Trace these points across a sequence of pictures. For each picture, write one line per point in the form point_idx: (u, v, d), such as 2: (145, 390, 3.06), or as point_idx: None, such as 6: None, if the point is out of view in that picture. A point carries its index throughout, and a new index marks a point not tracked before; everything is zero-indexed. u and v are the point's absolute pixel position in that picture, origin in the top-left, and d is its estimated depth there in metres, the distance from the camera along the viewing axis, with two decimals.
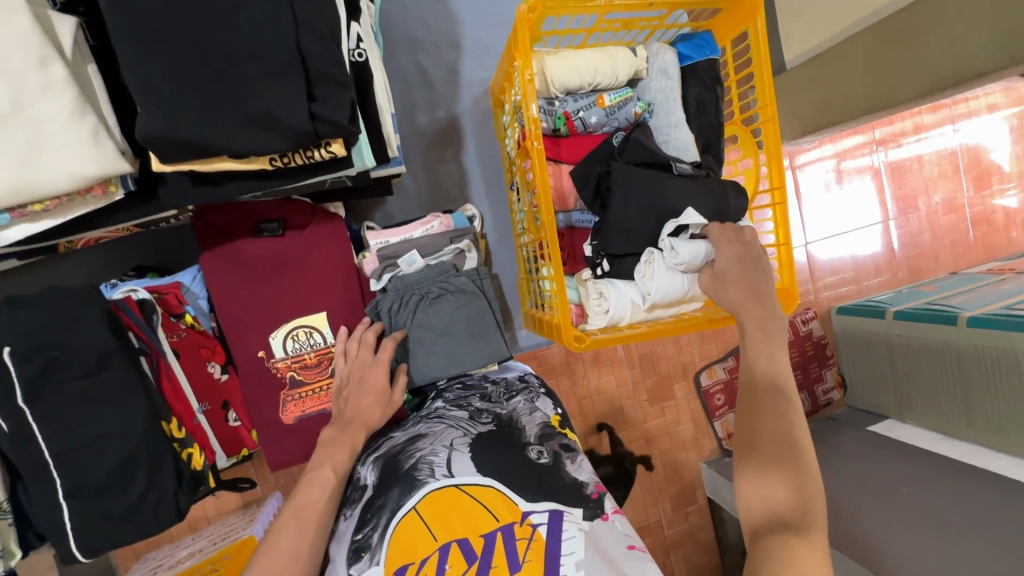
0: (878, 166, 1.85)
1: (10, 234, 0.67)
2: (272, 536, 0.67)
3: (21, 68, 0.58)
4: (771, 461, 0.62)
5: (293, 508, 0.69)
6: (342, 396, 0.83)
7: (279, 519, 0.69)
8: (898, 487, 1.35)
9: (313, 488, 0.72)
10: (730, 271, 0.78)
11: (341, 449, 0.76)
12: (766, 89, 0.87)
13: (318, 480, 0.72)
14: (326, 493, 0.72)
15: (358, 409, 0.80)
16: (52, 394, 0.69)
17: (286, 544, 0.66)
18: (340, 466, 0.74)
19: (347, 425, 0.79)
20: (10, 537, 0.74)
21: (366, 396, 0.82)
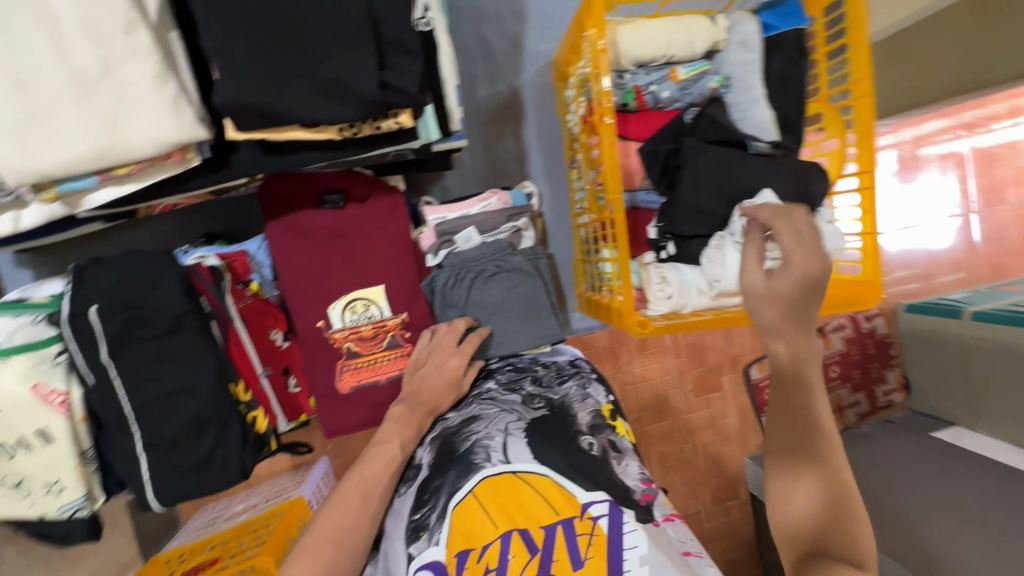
0: (962, 153, 1.70)
1: (98, 196, 0.70)
2: (335, 505, 0.70)
3: (111, 34, 0.59)
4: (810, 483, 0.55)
5: (357, 482, 0.72)
6: (419, 373, 0.83)
7: (343, 489, 0.72)
8: (965, 499, 1.26)
9: (377, 460, 0.74)
10: (790, 289, 0.56)
11: (408, 427, 0.78)
12: (863, 63, 0.79)
13: (382, 455, 0.75)
14: (388, 469, 0.74)
15: (430, 390, 0.81)
16: (132, 351, 0.73)
17: (348, 513, 0.70)
18: (407, 444, 0.76)
19: (416, 407, 0.80)
20: (93, 482, 0.80)
21: (440, 378, 0.82)
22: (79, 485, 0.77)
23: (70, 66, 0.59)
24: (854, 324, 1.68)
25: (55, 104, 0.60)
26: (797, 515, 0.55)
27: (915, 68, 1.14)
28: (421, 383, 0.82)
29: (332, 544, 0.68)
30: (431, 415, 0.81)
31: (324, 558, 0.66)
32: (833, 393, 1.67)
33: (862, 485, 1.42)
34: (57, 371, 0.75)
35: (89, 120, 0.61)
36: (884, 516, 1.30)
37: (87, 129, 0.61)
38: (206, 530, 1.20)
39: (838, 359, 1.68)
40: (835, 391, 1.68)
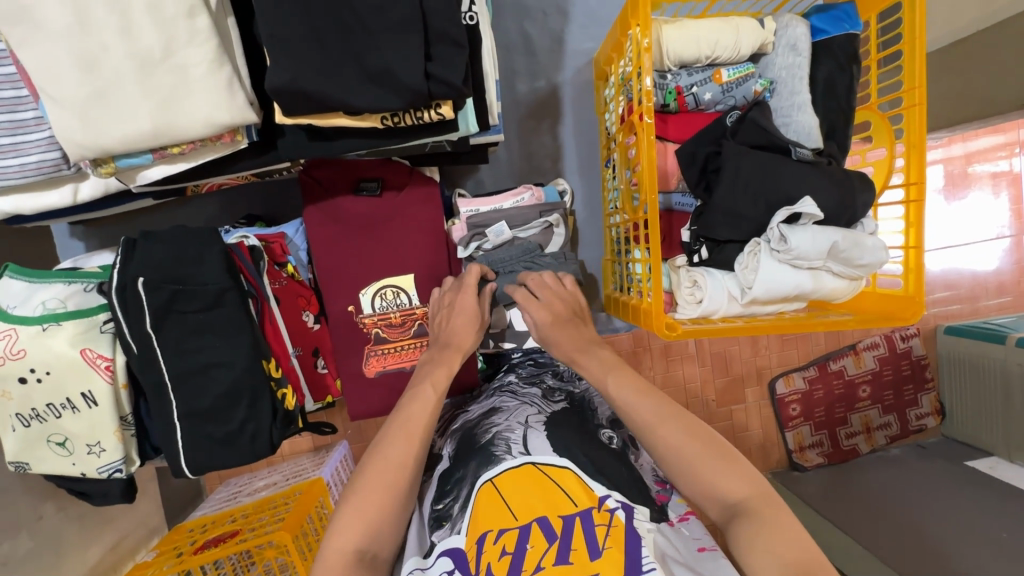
0: (1017, 172, 1.62)
1: (150, 173, 0.73)
2: (379, 447, 0.67)
3: (174, 18, 0.62)
4: (690, 457, 0.63)
5: (397, 425, 0.69)
6: (436, 322, 0.87)
7: (388, 433, 0.68)
8: (1000, 531, 1.20)
9: (416, 404, 0.72)
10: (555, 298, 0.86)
11: (440, 367, 0.77)
12: (918, 70, 0.76)
13: (420, 398, 0.72)
14: (428, 412, 0.72)
15: (450, 330, 0.83)
16: (175, 322, 0.76)
17: (394, 454, 0.66)
18: (437, 383, 0.75)
19: (445, 347, 0.81)
20: (130, 446, 0.83)
21: (460, 318, 0.83)
22: (117, 448, 0.81)
23: (134, 47, 0.62)
24: (888, 343, 1.62)
25: (118, 82, 0.63)
26: (700, 483, 0.62)
27: (975, 79, 1.09)
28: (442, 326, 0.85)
29: (383, 484, 0.63)
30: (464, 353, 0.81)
31: (377, 501, 0.62)
32: (863, 413, 1.62)
33: (889, 509, 1.37)
34: (104, 338, 0.78)
35: (147, 101, 0.64)
36: (912, 542, 1.25)
37: (146, 109, 0.64)
38: (229, 503, 1.24)
39: (869, 379, 1.62)
40: (865, 411, 1.63)
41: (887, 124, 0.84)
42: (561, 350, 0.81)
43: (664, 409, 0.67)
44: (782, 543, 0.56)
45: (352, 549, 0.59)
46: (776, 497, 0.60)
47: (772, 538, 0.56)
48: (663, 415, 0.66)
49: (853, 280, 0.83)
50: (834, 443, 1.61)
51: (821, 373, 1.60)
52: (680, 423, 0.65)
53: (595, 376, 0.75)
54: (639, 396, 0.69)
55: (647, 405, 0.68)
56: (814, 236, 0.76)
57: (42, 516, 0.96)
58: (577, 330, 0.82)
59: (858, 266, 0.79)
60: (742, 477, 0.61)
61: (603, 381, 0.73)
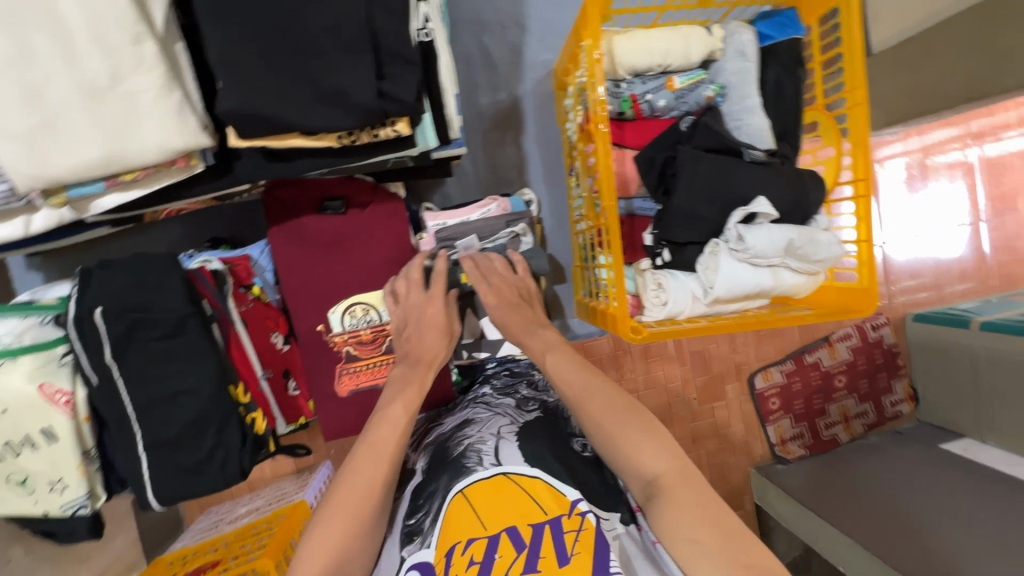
0: (971, 162, 1.69)
1: (104, 202, 0.72)
2: (349, 472, 0.66)
3: (120, 46, 0.61)
4: (612, 428, 0.65)
5: (365, 446, 0.69)
6: (403, 337, 0.85)
7: (353, 456, 0.68)
8: (975, 513, 1.24)
9: (385, 426, 0.71)
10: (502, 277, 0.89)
11: (409, 384, 0.77)
12: (858, 72, 0.79)
13: (388, 419, 0.71)
14: (396, 435, 0.70)
15: (420, 344, 0.82)
16: (136, 352, 0.75)
17: (362, 482, 0.65)
18: (409, 404, 0.73)
19: (415, 364, 0.80)
20: (95, 480, 0.81)
21: (429, 333, 0.83)
22: (81, 484, 0.78)
23: (80, 76, 0.61)
24: (860, 334, 1.66)
25: (66, 111, 0.62)
26: (623, 459, 0.63)
27: (925, 76, 1.14)
28: (409, 344, 0.84)
29: (352, 512, 0.63)
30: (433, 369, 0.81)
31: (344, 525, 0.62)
32: (840, 403, 1.66)
33: (869, 495, 1.40)
34: (64, 372, 0.76)
35: (96, 129, 0.63)
36: (890, 527, 1.28)
37: (95, 138, 0.63)
38: (209, 532, 1.22)
39: (844, 369, 1.66)
40: (842, 401, 1.66)
41: (834, 124, 0.87)
42: (510, 327, 0.84)
43: (591, 381, 0.70)
44: (692, 519, 0.57)
45: None
46: (695, 477, 0.61)
47: (682, 515, 0.58)
48: (591, 387, 0.69)
49: (812, 276, 0.85)
50: (814, 434, 1.65)
51: (798, 365, 1.63)
52: (606, 396, 0.68)
53: (535, 355, 0.79)
54: (575, 369, 0.72)
55: (578, 377, 0.71)
56: (770, 234, 0.78)
57: (9, 559, 0.93)
58: (523, 313, 0.85)
59: (816, 262, 0.82)
60: (661, 451, 0.62)
61: (543, 360, 0.77)
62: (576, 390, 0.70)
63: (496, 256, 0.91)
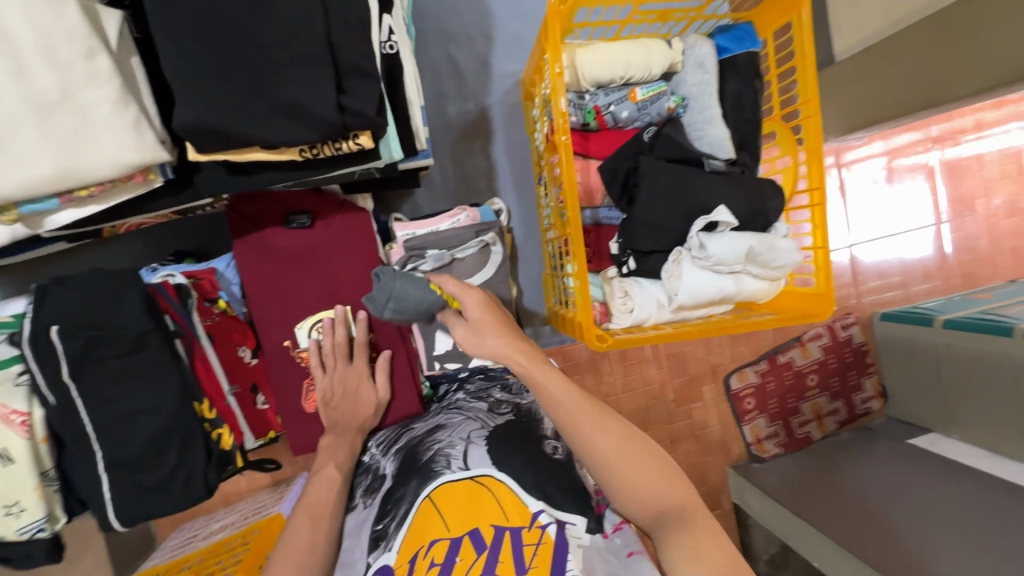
0: (933, 165, 1.75)
1: (59, 218, 0.71)
2: (289, 533, 0.72)
3: (70, 61, 0.60)
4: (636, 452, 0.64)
5: (304, 509, 0.75)
6: (331, 404, 0.89)
7: (293, 518, 0.73)
8: (942, 504, 1.28)
9: (320, 489, 0.78)
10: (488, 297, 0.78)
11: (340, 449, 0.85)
12: (811, 84, 0.81)
13: (323, 480, 0.79)
14: (330, 489, 0.79)
15: (348, 413, 0.88)
16: (94, 370, 0.73)
17: (303, 540, 0.71)
18: (341, 466, 0.82)
19: (344, 431, 0.87)
20: (55, 502, 0.79)
21: (356, 401, 0.89)
22: (39, 506, 0.76)
23: (29, 91, 0.60)
24: (830, 334, 1.72)
25: (13, 126, 0.61)
26: (643, 488, 0.63)
27: (885, 85, 1.18)
28: (335, 412, 0.88)
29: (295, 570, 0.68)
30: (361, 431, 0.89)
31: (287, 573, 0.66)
32: (812, 401, 1.71)
33: (840, 491, 1.43)
34: (19, 393, 0.74)
35: (47, 145, 0.62)
36: (859, 522, 1.31)
37: (45, 154, 0.62)
38: (182, 549, 1.19)
39: (816, 368, 1.71)
40: (814, 399, 1.72)
41: (791, 134, 0.89)
42: (490, 341, 0.72)
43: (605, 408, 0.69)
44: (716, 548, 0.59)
45: None
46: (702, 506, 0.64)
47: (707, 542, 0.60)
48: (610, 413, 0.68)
49: (774, 281, 0.87)
50: (789, 433, 1.70)
51: (772, 366, 1.67)
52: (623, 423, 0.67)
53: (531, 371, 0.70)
54: (571, 389, 0.68)
55: (572, 399, 0.67)
56: (731, 241, 0.80)
57: None
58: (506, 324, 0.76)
59: (776, 268, 0.84)
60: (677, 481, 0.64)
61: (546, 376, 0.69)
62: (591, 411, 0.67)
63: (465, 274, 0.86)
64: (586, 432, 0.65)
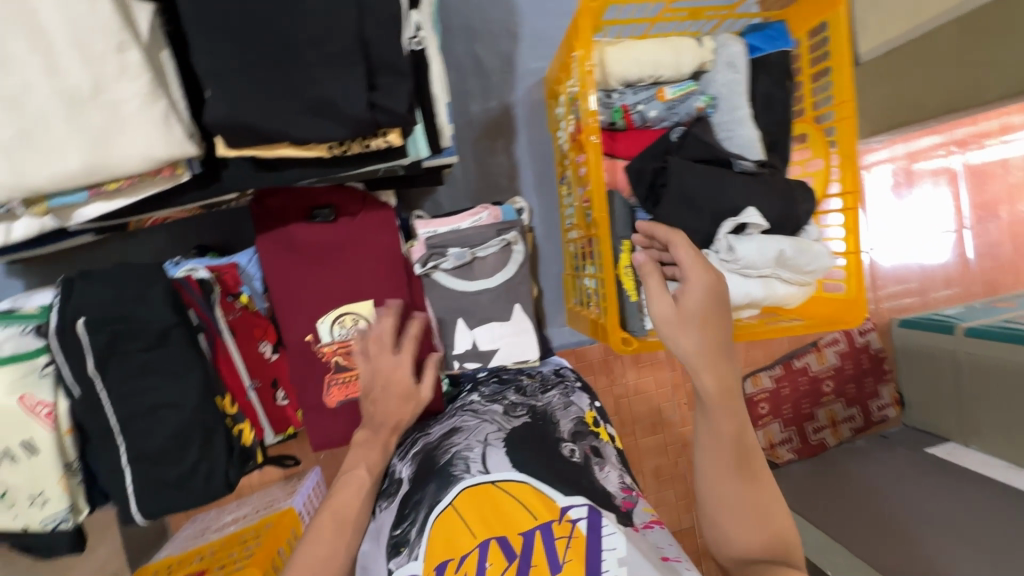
0: (956, 169, 1.72)
1: (86, 211, 0.71)
2: (309, 542, 0.69)
3: (102, 53, 0.60)
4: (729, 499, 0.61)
5: (330, 511, 0.71)
6: (367, 398, 0.78)
7: (316, 523, 0.70)
8: (960, 516, 1.24)
9: (346, 490, 0.73)
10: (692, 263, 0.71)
11: (373, 450, 0.76)
12: (846, 85, 0.80)
13: (353, 480, 0.74)
14: (360, 497, 0.73)
15: (383, 410, 0.77)
16: (119, 363, 0.73)
17: (323, 547, 0.69)
18: (373, 467, 0.75)
19: (377, 429, 0.77)
20: (77, 493, 0.80)
21: (396, 398, 0.77)
22: (63, 498, 0.77)
23: (61, 84, 0.60)
24: (847, 339, 1.68)
25: (46, 120, 0.61)
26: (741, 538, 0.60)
27: (907, 86, 1.16)
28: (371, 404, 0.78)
29: (314, 572, 0.67)
30: (397, 433, 0.79)
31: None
32: (828, 407, 1.68)
33: (856, 500, 1.41)
34: (45, 383, 0.75)
35: (77, 137, 0.62)
36: (876, 531, 1.28)
37: (76, 146, 0.62)
38: (194, 542, 1.20)
39: (833, 374, 1.68)
40: (829, 406, 1.68)
41: (823, 136, 0.88)
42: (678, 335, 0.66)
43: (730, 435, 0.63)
44: None
45: None
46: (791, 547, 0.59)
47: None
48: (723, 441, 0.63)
49: (803, 287, 0.85)
50: (802, 438, 1.67)
51: (787, 371, 1.65)
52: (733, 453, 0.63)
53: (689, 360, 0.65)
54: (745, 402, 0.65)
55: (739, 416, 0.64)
56: (760, 244, 0.79)
57: None
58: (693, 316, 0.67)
59: (807, 273, 0.82)
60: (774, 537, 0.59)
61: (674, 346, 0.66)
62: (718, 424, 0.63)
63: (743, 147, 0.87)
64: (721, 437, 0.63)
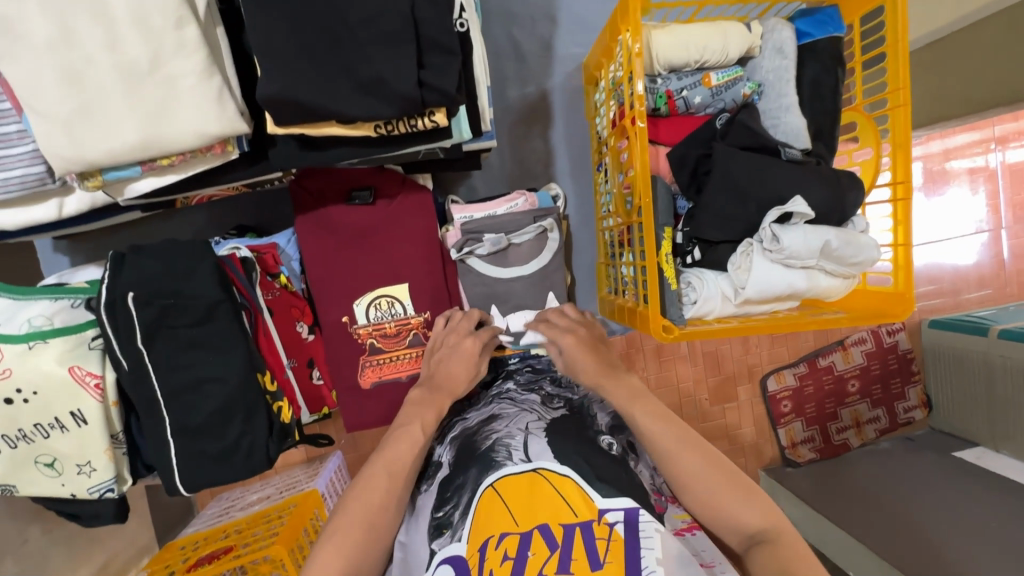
0: (993, 168, 1.66)
1: (138, 186, 0.72)
2: (363, 487, 0.68)
3: (162, 29, 0.60)
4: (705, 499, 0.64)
5: (382, 461, 0.70)
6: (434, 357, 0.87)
7: (369, 472, 0.69)
8: (988, 521, 1.21)
9: (403, 443, 0.72)
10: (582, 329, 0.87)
11: (428, 408, 0.77)
12: (902, 72, 0.77)
13: (408, 437, 0.73)
14: (414, 453, 0.72)
15: (445, 372, 0.83)
16: (166, 337, 0.74)
17: (377, 492, 0.68)
18: (428, 426, 0.75)
19: (436, 390, 0.81)
20: (122, 464, 0.82)
21: (458, 362, 0.84)
22: (109, 468, 0.79)
23: (121, 58, 0.61)
24: (875, 338, 1.64)
25: (106, 95, 0.62)
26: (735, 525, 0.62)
27: (948, 79, 1.12)
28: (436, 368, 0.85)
29: (363, 521, 0.65)
30: (453, 399, 0.82)
31: (355, 541, 0.64)
32: (852, 408, 1.65)
33: (879, 501, 1.38)
34: (93, 356, 0.76)
35: (135, 112, 0.63)
36: (901, 533, 1.26)
37: (133, 121, 0.63)
38: (222, 518, 1.22)
39: (858, 374, 1.64)
40: (854, 406, 1.65)
41: (874, 124, 0.85)
42: (587, 375, 0.79)
43: (684, 435, 0.67)
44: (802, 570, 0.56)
45: None
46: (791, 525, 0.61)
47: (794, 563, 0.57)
48: (682, 442, 0.66)
49: (847, 278, 0.83)
50: (825, 438, 1.64)
51: (812, 369, 1.62)
52: (701, 449, 0.66)
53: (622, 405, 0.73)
54: (660, 420, 0.69)
55: (669, 430, 0.67)
56: (807, 235, 0.76)
57: (27, 540, 0.94)
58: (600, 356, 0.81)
59: (851, 264, 0.80)
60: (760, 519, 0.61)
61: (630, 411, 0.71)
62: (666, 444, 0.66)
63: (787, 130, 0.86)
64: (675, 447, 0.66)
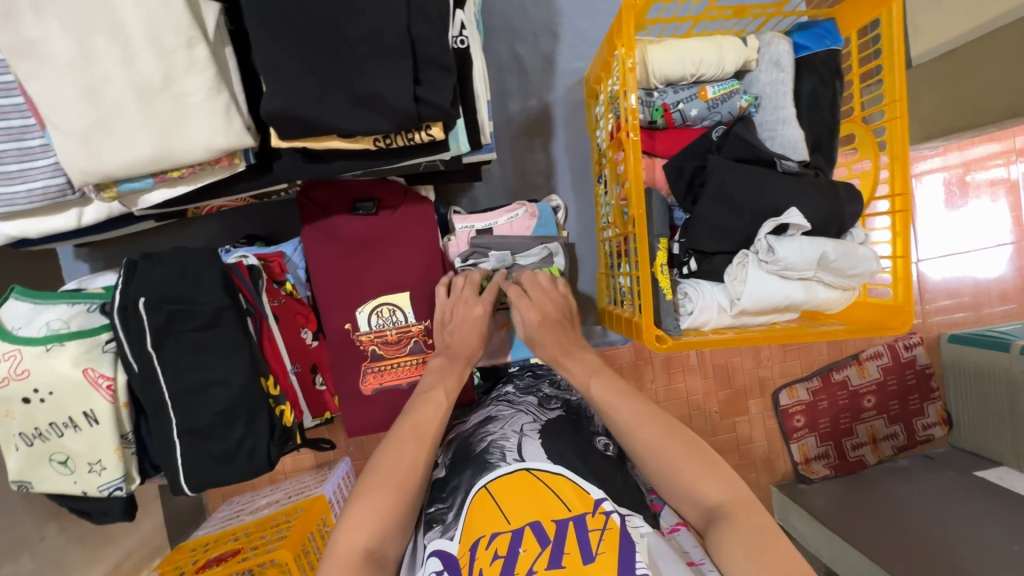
0: (1015, 179, 1.63)
1: (152, 196, 0.76)
2: (392, 448, 0.69)
3: (172, 49, 0.64)
4: (663, 470, 0.63)
5: (410, 424, 0.72)
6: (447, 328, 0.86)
7: (396, 437, 0.71)
8: (1010, 543, 1.16)
9: (427, 407, 0.75)
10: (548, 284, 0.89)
11: (448, 374, 0.81)
12: (897, 84, 0.77)
13: (432, 402, 0.76)
14: (438, 417, 0.74)
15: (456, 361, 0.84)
16: (174, 341, 0.78)
17: (406, 455, 0.68)
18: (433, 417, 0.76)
19: (454, 358, 0.83)
20: (130, 464, 0.84)
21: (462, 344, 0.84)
22: (117, 466, 0.82)
23: (135, 77, 0.65)
24: (891, 352, 1.60)
25: (122, 112, 0.66)
26: (699, 494, 0.61)
27: (961, 91, 1.11)
28: (452, 344, 0.85)
29: (395, 482, 0.65)
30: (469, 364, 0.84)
31: (388, 496, 0.64)
32: (868, 423, 1.61)
33: (899, 525, 1.33)
34: (106, 358, 0.80)
35: (147, 128, 0.66)
36: (918, 554, 1.21)
37: (145, 135, 0.66)
38: (231, 522, 1.25)
39: (874, 389, 1.60)
40: (870, 422, 1.61)
41: (872, 136, 0.85)
42: (544, 347, 0.82)
43: (644, 411, 0.68)
44: (761, 547, 0.55)
45: (361, 547, 0.61)
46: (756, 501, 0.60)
47: (750, 539, 0.56)
48: (641, 417, 0.67)
49: (845, 290, 0.82)
50: (839, 454, 1.60)
51: (825, 383, 1.59)
52: (660, 423, 0.66)
53: (578, 378, 0.76)
54: (622, 397, 0.70)
55: (628, 406, 0.69)
56: (801, 244, 0.76)
57: (44, 537, 0.97)
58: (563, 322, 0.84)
59: (851, 275, 0.79)
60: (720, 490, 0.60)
61: (587, 383, 0.74)
62: (622, 421, 0.68)
63: (786, 141, 0.85)
64: (631, 416, 0.67)
